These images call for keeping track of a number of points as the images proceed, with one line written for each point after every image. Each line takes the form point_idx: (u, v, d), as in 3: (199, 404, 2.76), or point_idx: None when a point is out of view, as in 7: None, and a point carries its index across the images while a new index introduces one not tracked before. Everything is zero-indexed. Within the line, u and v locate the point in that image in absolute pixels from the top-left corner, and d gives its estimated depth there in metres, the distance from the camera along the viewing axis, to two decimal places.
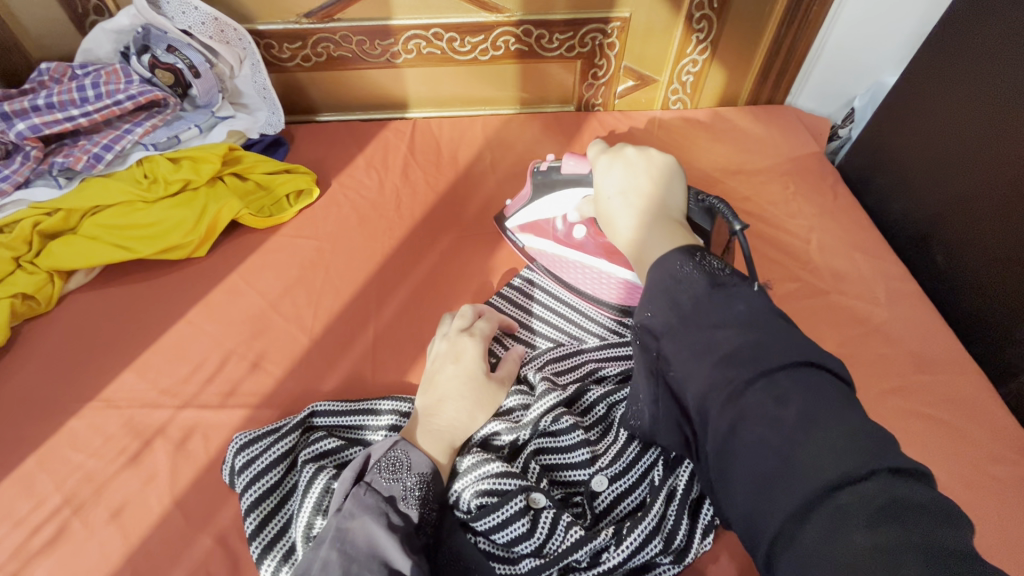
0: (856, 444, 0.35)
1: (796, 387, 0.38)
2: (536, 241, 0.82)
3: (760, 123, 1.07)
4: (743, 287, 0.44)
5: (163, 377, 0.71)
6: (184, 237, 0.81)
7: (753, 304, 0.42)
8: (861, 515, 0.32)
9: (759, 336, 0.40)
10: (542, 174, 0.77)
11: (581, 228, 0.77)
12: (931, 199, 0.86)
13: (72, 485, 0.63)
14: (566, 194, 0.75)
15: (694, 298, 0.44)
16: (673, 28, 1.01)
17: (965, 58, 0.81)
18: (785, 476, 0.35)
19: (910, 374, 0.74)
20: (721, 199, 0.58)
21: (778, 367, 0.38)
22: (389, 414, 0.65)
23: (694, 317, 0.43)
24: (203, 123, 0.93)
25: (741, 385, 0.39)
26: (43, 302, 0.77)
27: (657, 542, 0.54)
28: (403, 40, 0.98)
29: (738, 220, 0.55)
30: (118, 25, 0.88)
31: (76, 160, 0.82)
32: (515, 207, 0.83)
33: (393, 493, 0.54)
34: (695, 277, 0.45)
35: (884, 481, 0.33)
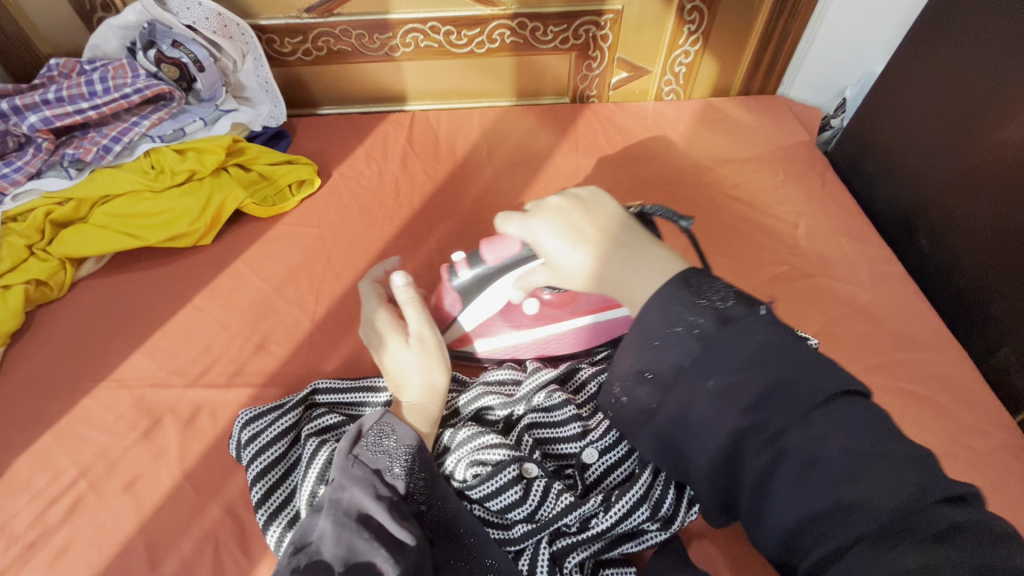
0: (901, 473, 0.39)
1: (830, 422, 0.41)
2: (491, 342, 0.73)
3: (751, 113, 1.10)
4: (750, 315, 0.45)
5: (171, 359, 0.74)
6: (190, 225, 0.84)
7: (768, 336, 0.44)
8: (915, 538, 0.37)
9: (787, 376, 0.42)
10: (465, 278, 0.66)
11: (529, 303, 0.70)
12: (917, 184, 0.88)
13: (86, 460, 0.66)
14: (499, 284, 0.65)
15: (706, 340, 0.44)
16: (665, 20, 1.03)
17: (947, 45, 0.84)
18: (834, 510, 0.39)
19: (893, 353, 0.76)
20: (655, 204, 0.60)
21: (815, 406, 0.42)
22: (387, 390, 0.68)
23: (708, 361, 0.44)
24: (207, 116, 0.95)
25: (776, 430, 0.42)
26: (55, 288, 0.80)
27: (644, 509, 0.57)
28: (401, 34, 1.00)
29: (682, 218, 0.59)
30: (125, 22, 0.91)
31: (86, 152, 0.85)
32: (447, 320, 0.70)
33: (380, 465, 0.56)
34: (706, 315, 0.45)
35: (941, 511, 0.37)
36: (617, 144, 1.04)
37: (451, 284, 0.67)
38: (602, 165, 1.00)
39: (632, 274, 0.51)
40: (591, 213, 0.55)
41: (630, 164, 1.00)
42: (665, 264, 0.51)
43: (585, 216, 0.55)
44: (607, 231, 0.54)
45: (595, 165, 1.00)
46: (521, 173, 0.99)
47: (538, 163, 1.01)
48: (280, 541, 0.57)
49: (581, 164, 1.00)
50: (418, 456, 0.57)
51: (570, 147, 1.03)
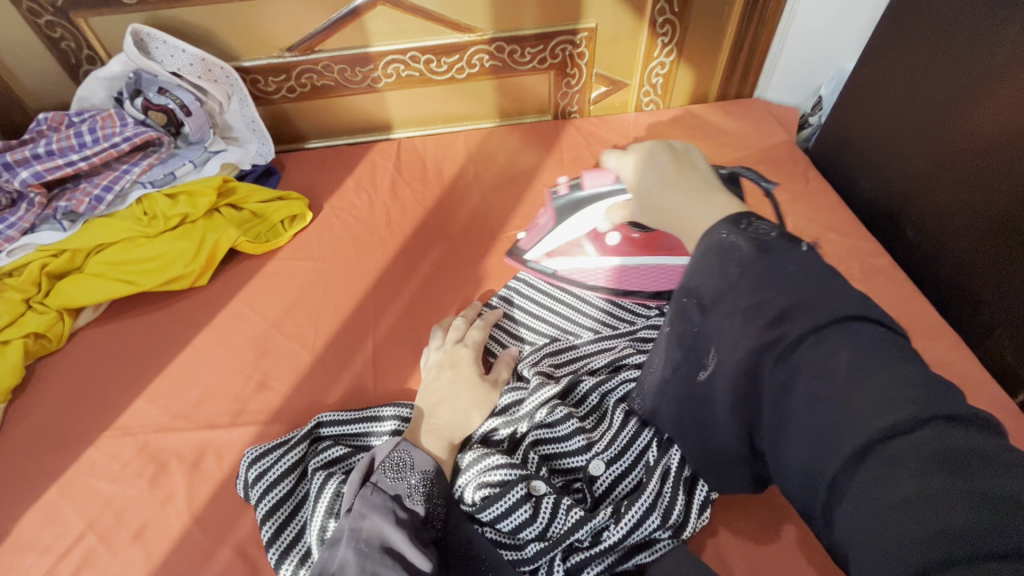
0: (915, 396, 0.34)
1: (844, 342, 0.37)
2: (565, 263, 0.85)
3: (730, 118, 1.12)
4: (788, 246, 0.41)
5: (173, 403, 0.74)
6: (185, 267, 0.85)
7: (800, 262, 0.40)
8: (917, 467, 0.32)
9: (806, 298, 0.39)
10: (564, 198, 0.79)
11: (614, 235, 0.83)
12: (897, 178, 0.89)
13: (94, 511, 0.65)
14: (591, 209, 0.78)
15: (739, 265, 0.42)
16: (638, 34, 1.05)
17: (909, 43, 0.84)
18: (843, 430, 0.35)
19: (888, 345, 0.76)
20: (743, 167, 0.67)
21: (827, 325, 0.38)
22: (391, 419, 0.68)
23: (738, 280, 0.42)
24: (197, 158, 0.97)
25: (792, 345, 0.38)
26: (54, 340, 0.80)
27: (655, 517, 0.57)
28: (382, 66, 1.02)
29: (768, 182, 0.65)
30: (111, 73, 0.93)
31: (79, 203, 0.86)
32: (536, 234, 0.85)
33: (398, 491, 0.56)
34: (738, 240, 0.42)
35: (947, 431, 0.33)
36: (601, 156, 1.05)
37: (553, 200, 0.80)
38: None
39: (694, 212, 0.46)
40: (679, 157, 0.50)
41: None
42: (728, 205, 0.45)
43: (685, 159, 0.50)
44: (692, 176, 0.48)
45: None
46: (509, 192, 1.00)
47: (525, 181, 1.02)
48: None
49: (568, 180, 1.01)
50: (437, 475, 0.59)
51: (556, 163, 1.05)
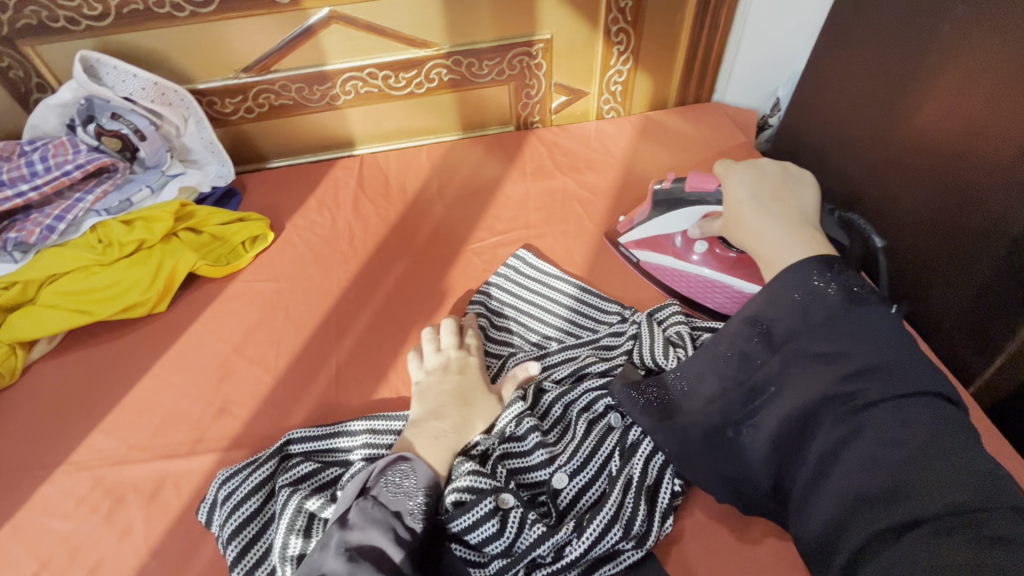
0: (963, 473, 0.42)
1: (917, 409, 0.46)
2: (648, 255, 0.84)
3: (689, 122, 1.13)
4: (877, 308, 0.52)
5: (131, 434, 0.73)
6: (142, 294, 0.84)
7: (886, 324, 0.50)
8: (966, 534, 0.40)
9: (887, 361, 0.48)
10: (663, 192, 0.78)
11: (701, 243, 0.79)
12: (849, 176, 0.90)
13: (48, 550, 0.64)
14: (689, 211, 0.76)
15: (828, 311, 0.52)
16: (594, 44, 1.07)
17: (852, 46, 0.86)
18: (895, 487, 0.43)
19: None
20: (861, 217, 0.63)
21: (905, 392, 0.46)
22: (363, 433, 0.68)
23: (822, 327, 0.52)
24: (154, 182, 0.96)
25: (869, 400, 0.47)
26: (7, 375, 0.78)
27: (616, 530, 0.58)
28: (340, 83, 1.02)
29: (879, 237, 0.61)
30: (61, 100, 0.91)
31: (29, 234, 0.84)
32: (632, 222, 0.85)
33: (399, 508, 0.56)
34: (832, 293, 0.52)
35: (992, 514, 0.40)
36: (563, 165, 1.06)
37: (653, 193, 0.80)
38: (551, 188, 1.02)
39: (779, 231, 0.59)
40: (790, 184, 0.64)
41: (578, 185, 1.02)
42: (822, 246, 0.57)
43: (785, 188, 0.63)
44: (793, 200, 0.62)
45: (544, 189, 1.02)
46: (472, 204, 1.01)
47: (488, 192, 1.02)
48: None
49: (531, 190, 1.02)
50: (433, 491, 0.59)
51: (518, 173, 1.06)
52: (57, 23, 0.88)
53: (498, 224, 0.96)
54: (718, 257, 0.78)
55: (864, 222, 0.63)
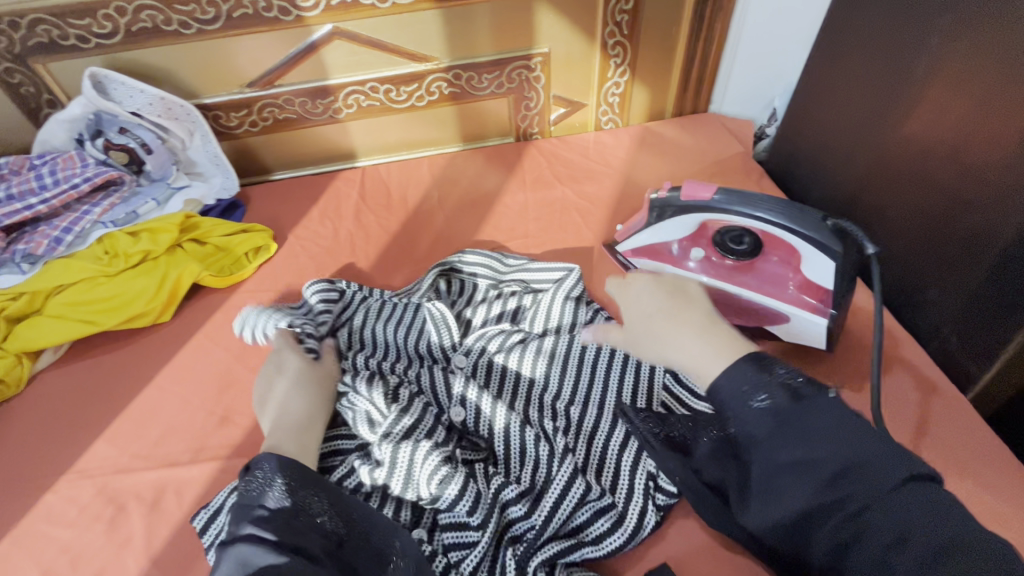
0: (974, 568, 0.37)
1: (906, 504, 0.40)
2: (647, 266, 0.81)
3: (687, 132, 1.15)
4: (821, 396, 0.44)
5: (134, 442, 0.73)
6: (147, 304, 0.85)
7: (835, 415, 0.43)
8: None
9: (857, 458, 0.41)
10: (660, 202, 0.76)
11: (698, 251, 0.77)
12: (845, 184, 0.91)
13: (50, 559, 0.64)
14: (687, 219, 0.75)
15: (779, 415, 0.43)
16: (591, 56, 1.08)
17: (845, 57, 0.88)
18: None
19: (857, 338, 0.75)
20: (853, 223, 0.64)
21: (891, 488, 0.40)
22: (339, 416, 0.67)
23: (783, 432, 0.43)
24: (160, 196, 0.98)
25: (852, 510, 0.41)
26: (13, 385, 0.79)
27: (597, 510, 0.60)
28: (342, 97, 1.04)
29: (873, 244, 0.63)
30: (71, 115, 0.94)
31: (37, 246, 0.86)
32: (629, 230, 0.83)
33: (259, 502, 0.49)
34: (776, 393, 0.44)
35: None
36: (562, 175, 1.08)
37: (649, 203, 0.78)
38: (550, 199, 1.03)
39: (689, 339, 0.50)
40: (684, 285, 0.56)
41: (576, 195, 1.03)
42: (740, 344, 0.49)
43: (684, 289, 0.55)
44: (692, 300, 0.54)
45: (543, 199, 1.03)
46: (473, 215, 1.02)
47: (488, 203, 1.04)
48: None
49: (530, 200, 1.03)
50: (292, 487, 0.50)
51: (518, 184, 1.07)
52: (68, 41, 0.90)
53: (498, 234, 0.98)
54: (715, 265, 0.76)
55: (856, 230, 0.64)
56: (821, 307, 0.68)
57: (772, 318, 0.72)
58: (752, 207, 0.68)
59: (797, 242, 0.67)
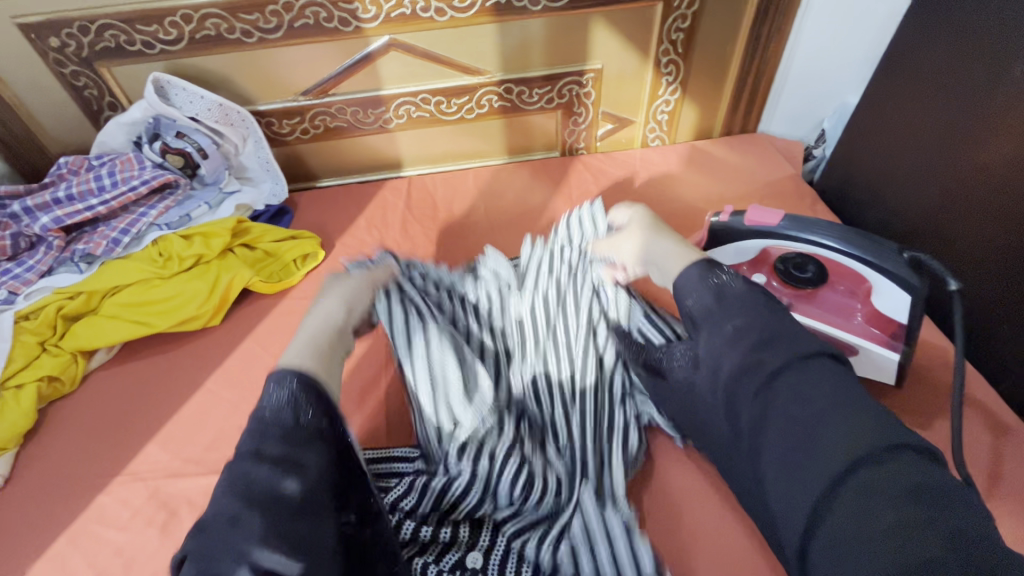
0: (868, 425, 0.41)
1: (822, 373, 0.45)
2: None
3: (736, 152, 1.13)
4: (742, 284, 0.52)
5: (185, 447, 0.74)
6: (199, 307, 0.86)
7: (751, 297, 0.51)
8: (889, 493, 0.38)
9: (773, 330, 0.48)
10: (722, 225, 0.74)
11: (757, 277, 0.76)
12: (906, 212, 0.89)
13: (104, 561, 0.64)
14: (749, 245, 0.73)
15: (715, 293, 0.52)
16: (643, 73, 1.08)
17: (915, 83, 0.86)
18: (814, 442, 0.42)
19: (923, 373, 0.72)
20: (932, 255, 0.60)
21: (806, 355, 0.46)
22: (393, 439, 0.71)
23: (722, 308, 0.51)
24: (212, 199, 0.99)
25: (770, 372, 0.46)
26: (67, 383, 0.80)
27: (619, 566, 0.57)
28: (394, 107, 1.05)
29: (953, 279, 0.58)
30: (131, 118, 0.95)
31: (96, 246, 0.87)
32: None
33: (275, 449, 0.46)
34: (723, 283, 0.53)
35: (919, 468, 0.39)
36: (610, 192, 1.07)
37: (710, 226, 0.76)
38: None
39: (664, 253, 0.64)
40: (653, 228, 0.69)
41: None
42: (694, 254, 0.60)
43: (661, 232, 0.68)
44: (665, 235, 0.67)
45: None
46: (519, 228, 1.01)
47: (535, 217, 1.03)
48: None
49: None
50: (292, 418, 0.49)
51: (565, 199, 1.06)
52: (134, 47, 0.92)
53: None
54: (775, 291, 0.75)
55: (937, 263, 0.60)
56: (891, 341, 0.67)
57: (836, 350, 0.70)
58: (818, 235, 0.66)
59: (865, 271, 0.65)
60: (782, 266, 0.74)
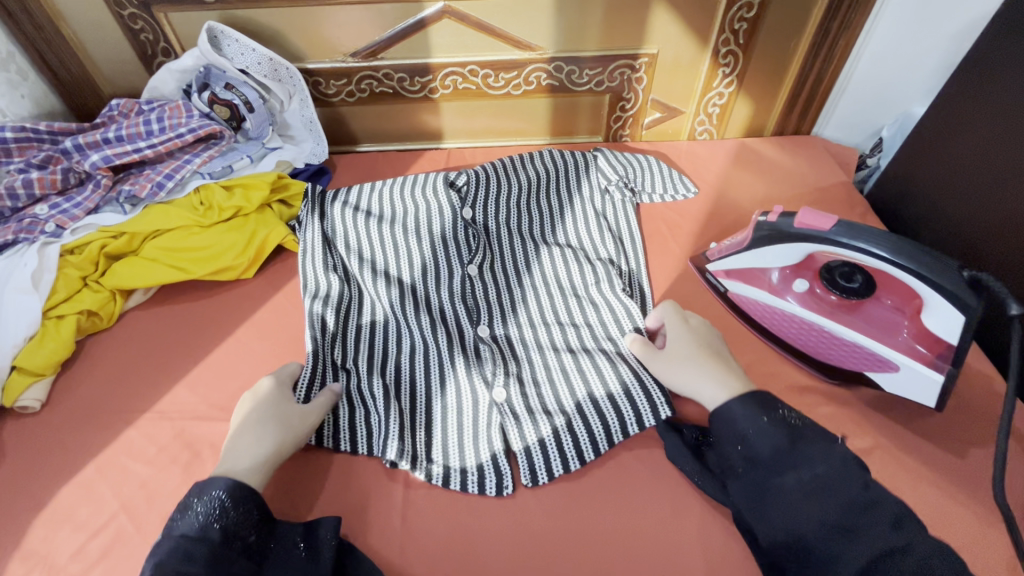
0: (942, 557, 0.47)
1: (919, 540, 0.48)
2: (740, 287, 0.78)
3: (786, 153, 1.09)
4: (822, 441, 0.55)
5: (212, 392, 0.75)
6: (235, 259, 0.87)
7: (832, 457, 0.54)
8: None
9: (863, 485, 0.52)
10: (770, 225, 0.72)
11: (800, 281, 0.74)
12: (966, 231, 0.84)
13: (128, 492, 0.66)
14: (794, 247, 0.71)
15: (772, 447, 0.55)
16: (700, 62, 1.04)
17: (993, 93, 0.81)
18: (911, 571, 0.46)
19: (963, 399, 0.69)
20: (996, 278, 0.56)
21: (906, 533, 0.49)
22: (409, 346, 0.79)
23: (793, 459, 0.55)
24: (254, 154, 1.00)
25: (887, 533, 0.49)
26: (105, 319, 0.83)
27: (612, 414, 0.70)
28: (440, 77, 1.04)
29: (1015, 304, 0.54)
30: (182, 66, 0.96)
31: (141, 189, 0.89)
32: (724, 250, 0.80)
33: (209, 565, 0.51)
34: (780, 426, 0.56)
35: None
36: None
37: (756, 224, 0.74)
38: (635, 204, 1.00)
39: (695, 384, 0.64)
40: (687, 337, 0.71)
41: (664, 203, 0.99)
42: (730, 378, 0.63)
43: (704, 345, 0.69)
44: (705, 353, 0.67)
45: None
46: None
47: None
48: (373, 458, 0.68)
49: None
50: (232, 493, 0.55)
51: None
52: None
53: None
54: (817, 299, 0.73)
55: (1002, 287, 0.55)
56: (936, 362, 0.64)
57: (876, 363, 0.68)
58: (872, 244, 0.63)
59: (920, 286, 0.62)
60: (827, 274, 0.73)
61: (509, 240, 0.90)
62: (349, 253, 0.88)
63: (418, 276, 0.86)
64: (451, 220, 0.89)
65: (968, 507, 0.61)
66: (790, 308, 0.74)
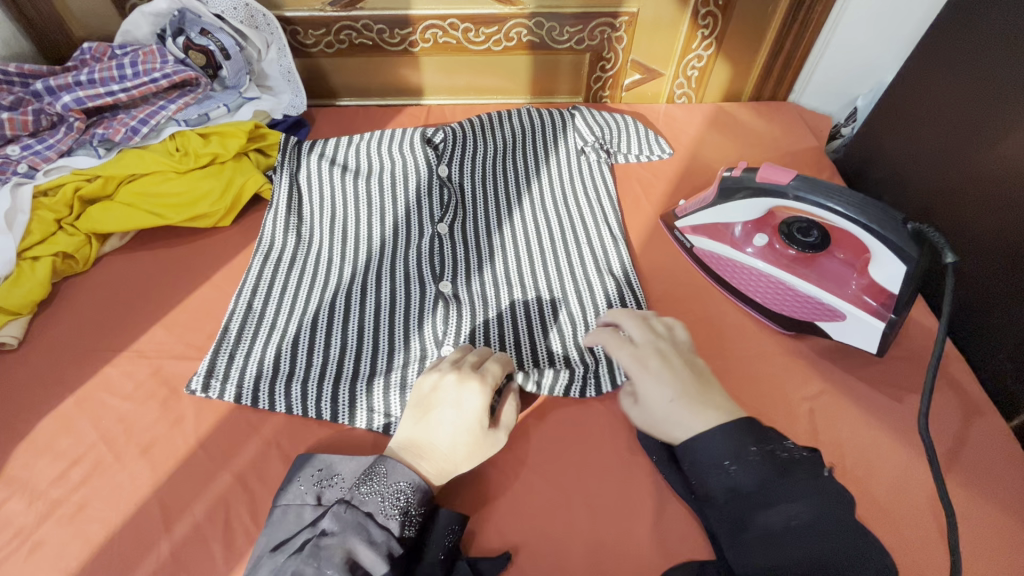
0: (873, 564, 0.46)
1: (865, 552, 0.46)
2: (705, 243, 0.82)
3: (761, 118, 1.11)
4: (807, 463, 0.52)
5: (190, 333, 0.77)
6: (211, 206, 0.87)
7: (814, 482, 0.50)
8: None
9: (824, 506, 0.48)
10: (734, 181, 0.75)
11: (760, 237, 0.79)
12: (923, 194, 0.87)
13: (106, 425, 0.69)
14: (756, 202, 0.74)
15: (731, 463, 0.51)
16: (680, 24, 1.04)
17: (957, 58, 0.83)
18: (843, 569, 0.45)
19: (902, 350, 0.74)
20: (936, 228, 0.60)
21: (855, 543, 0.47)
22: (374, 299, 0.78)
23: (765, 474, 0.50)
24: (231, 103, 0.98)
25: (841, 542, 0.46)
26: (81, 262, 0.84)
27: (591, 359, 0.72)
28: (420, 30, 1.03)
29: (951, 254, 0.58)
30: (156, 9, 0.94)
31: (115, 132, 0.88)
32: (690, 207, 0.84)
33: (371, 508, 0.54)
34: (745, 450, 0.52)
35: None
36: None
37: (721, 181, 0.77)
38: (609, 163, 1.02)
39: (683, 428, 0.55)
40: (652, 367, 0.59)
41: (640, 163, 1.01)
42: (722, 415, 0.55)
43: (690, 376, 0.59)
44: (686, 384, 0.57)
45: None
46: None
47: None
48: (324, 405, 0.69)
49: None
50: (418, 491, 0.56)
51: None
52: None
53: None
54: (776, 253, 0.77)
55: (940, 238, 0.59)
56: (880, 310, 0.68)
57: (827, 313, 0.72)
58: (827, 199, 0.66)
59: (870, 241, 0.65)
60: (785, 230, 0.78)
61: (484, 196, 0.91)
62: (324, 205, 0.90)
63: (390, 232, 0.87)
64: (427, 176, 0.91)
65: (897, 445, 0.66)
66: (750, 262, 0.78)
